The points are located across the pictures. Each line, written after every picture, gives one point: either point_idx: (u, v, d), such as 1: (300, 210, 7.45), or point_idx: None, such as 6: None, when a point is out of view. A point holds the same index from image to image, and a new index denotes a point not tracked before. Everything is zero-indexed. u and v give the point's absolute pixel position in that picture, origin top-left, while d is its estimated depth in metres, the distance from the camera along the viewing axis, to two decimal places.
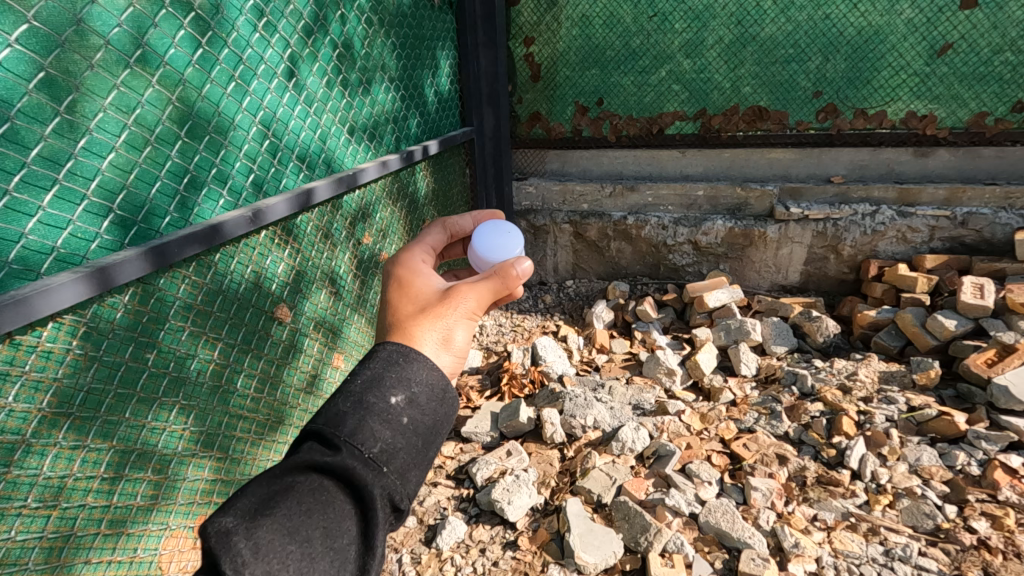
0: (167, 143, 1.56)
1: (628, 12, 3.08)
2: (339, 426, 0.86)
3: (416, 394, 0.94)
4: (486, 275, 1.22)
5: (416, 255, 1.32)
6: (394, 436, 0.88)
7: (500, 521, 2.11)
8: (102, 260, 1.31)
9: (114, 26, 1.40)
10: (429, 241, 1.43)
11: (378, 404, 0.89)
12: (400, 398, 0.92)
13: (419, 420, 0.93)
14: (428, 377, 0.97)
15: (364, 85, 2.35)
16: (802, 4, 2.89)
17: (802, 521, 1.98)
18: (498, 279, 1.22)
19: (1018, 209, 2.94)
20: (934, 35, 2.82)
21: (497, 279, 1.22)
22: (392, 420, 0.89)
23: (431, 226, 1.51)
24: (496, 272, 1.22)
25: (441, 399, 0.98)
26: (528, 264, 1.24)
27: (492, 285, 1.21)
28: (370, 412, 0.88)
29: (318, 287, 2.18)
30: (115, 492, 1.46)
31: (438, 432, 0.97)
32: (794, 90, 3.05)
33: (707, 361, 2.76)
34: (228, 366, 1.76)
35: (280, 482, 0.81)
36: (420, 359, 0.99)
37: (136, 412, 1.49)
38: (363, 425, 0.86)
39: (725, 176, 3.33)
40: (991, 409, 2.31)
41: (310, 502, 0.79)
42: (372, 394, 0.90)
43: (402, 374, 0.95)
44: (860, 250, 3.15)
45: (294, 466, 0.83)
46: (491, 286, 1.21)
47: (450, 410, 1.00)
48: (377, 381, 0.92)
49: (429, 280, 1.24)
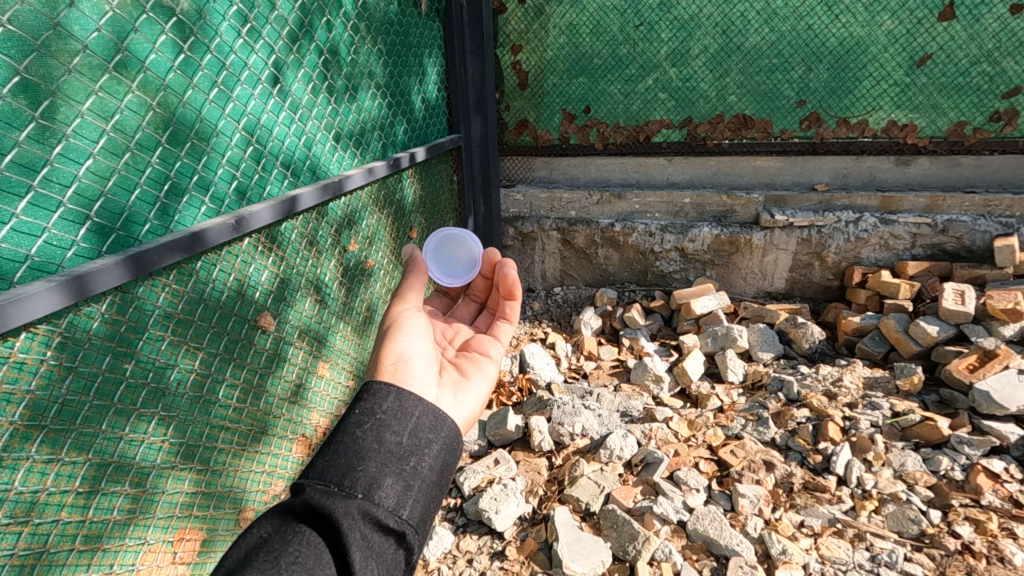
0: (148, 150, 1.54)
1: (615, 20, 3.10)
2: (307, 469, 0.83)
3: (383, 420, 0.89)
4: (409, 280, 1.33)
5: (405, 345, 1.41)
6: (367, 461, 0.83)
7: (488, 531, 2.09)
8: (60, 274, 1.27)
9: (92, 30, 1.39)
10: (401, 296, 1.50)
11: (347, 436, 0.86)
12: (366, 427, 0.87)
13: (392, 442, 0.87)
14: (395, 402, 0.92)
15: (350, 92, 2.34)
16: (785, 14, 2.93)
17: (789, 527, 1.99)
18: (415, 272, 1.33)
19: (997, 217, 2.99)
20: (914, 46, 2.87)
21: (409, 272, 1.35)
22: (359, 449, 0.84)
23: None
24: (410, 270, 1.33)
25: (419, 416, 0.92)
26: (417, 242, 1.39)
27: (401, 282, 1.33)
28: (335, 448, 0.84)
29: (304, 295, 2.16)
30: (91, 506, 1.43)
31: (426, 450, 0.89)
32: (778, 99, 3.09)
33: (694, 367, 2.77)
34: (209, 376, 1.73)
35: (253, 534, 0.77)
36: (385, 388, 0.95)
37: (113, 424, 1.46)
38: (326, 461, 0.82)
39: (711, 184, 3.36)
40: (973, 414, 2.34)
41: (280, 546, 0.74)
42: (337, 433, 0.87)
43: (367, 406, 0.91)
44: (844, 257, 3.19)
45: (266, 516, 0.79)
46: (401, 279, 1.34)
47: (435, 424, 0.93)
48: (341, 421, 0.89)
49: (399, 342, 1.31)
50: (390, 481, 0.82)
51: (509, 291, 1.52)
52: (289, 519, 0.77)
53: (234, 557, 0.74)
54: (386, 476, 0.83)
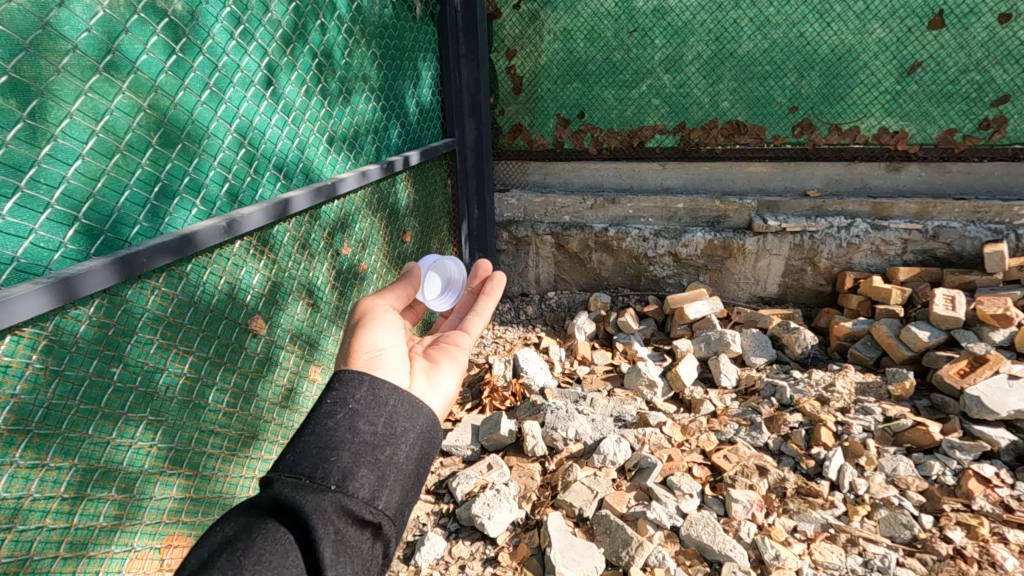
0: (138, 151, 1.52)
1: (609, 26, 3.12)
2: (278, 462, 0.81)
3: (356, 409, 0.87)
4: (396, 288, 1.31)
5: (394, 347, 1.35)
6: (338, 454, 0.81)
7: (480, 537, 2.07)
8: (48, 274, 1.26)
9: (83, 31, 1.37)
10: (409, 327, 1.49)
11: (317, 428, 0.84)
12: (339, 418, 0.86)
13: (366, 432, 0.85)
14: (370, 391, 0.90)
15: (344, 95, 2.33)
16: (778, 22, 2.96)
17: (782, 533, 1.99)
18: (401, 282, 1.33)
19: (986, 223, 3.01)
20: (904, 55, 2.90)
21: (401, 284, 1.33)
22: (331, 440, 0.82)
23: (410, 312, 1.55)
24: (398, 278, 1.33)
25: (394, 405, 0.90)
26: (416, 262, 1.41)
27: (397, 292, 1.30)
28: (307, 440, 0.82)
29: (295, 298, 2.14)
30: (76, 512, 1.41)
31: (401, 438, 0.88)
32: (770, 106, 3.11)
33: (687, 372, 2.76)
34: (199, 380, 1.71)
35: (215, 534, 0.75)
36: (357, 377, 0.92)
37: (100, 428, 1.44)
38: (297, 455, 0.81)
39: (704, 189, 3.37)
40: (964, 419, 2.35)
41: (246, 544, 0.73)
42: (308, 423, 0.85)
43: (340, 396, 0.89)
44: (836, 262, 3.20)
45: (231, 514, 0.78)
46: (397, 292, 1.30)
47: (411, 413, 0.91)
48: (312, 411, 0.87)
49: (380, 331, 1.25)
50: (364, 472, 0.81)
51: (487, 290, 1.59)
52: (257, 516, 0.76)
53: (197, 558, 0.72)
54: (361, 467, 0.81)
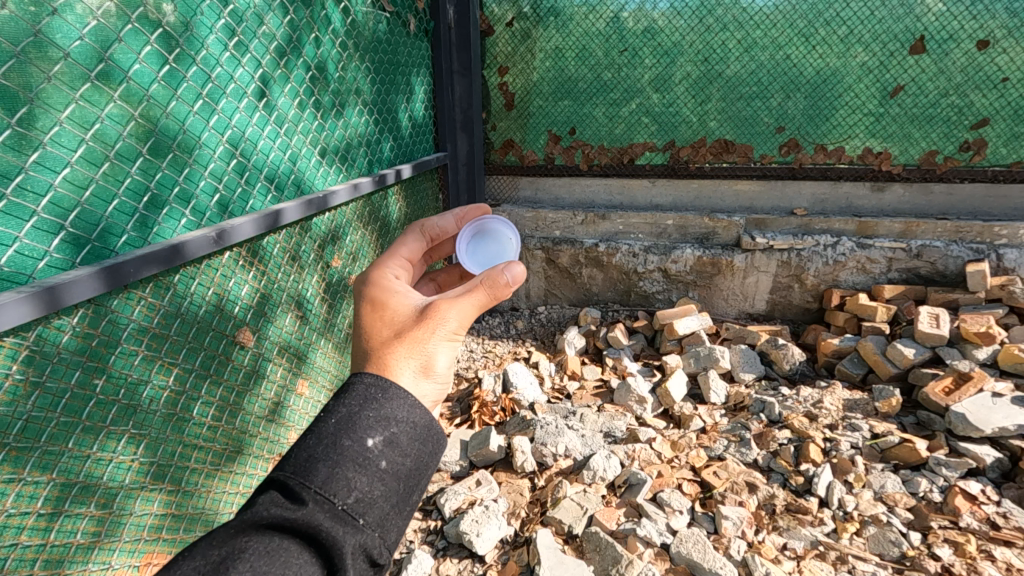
0: (128, 160, 1.51)
1: (599, 46, 3.16)
2: (307, 474, 0.77)
3: (395, 434, 0.85)
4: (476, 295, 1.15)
5: (389, 273, 1.23)
6: (371, 484, 0.79)
7: (468, 554, 2.04)
8: (61, 277, 1.25)
9: (75, 39, 1.37)
10: (406, 250, 1.35)
11: (354, 448, 0.81)
12: (378, 440, 0.83)
13: (399, 464, 0.84)
14: (409, 416, 0.88)
15: (337, 108, 2.33)
16: (764, 44, 3.01)
17: (772, 550, 1.98)
18: (487, 292, 1.16)
19: (968, 243, 3.07)
20: (887, 78, 2.97)
21: (486, 295, 1.16)
22: (366, 467, 0.80)
23: (409, 230, 1.42)
24: (486, 286, 1.16)
25: (425, 438, 0.90)
26: (517, 268, 1.20)
27: (478, 299, 1.15)
28: (341, 460, 0.79)
29: (284, 310, 2.11)
30: (53, 529, 1.37)
31: (421, 475, 0.89)
32: (757, 125, 3.17)
33: (677, 388, 2.76)
34: (184, 393, 1.68)
35: (233, 543, 0.73)
36: (402, 395, 0.91)
37: (80, 441, 1.40)
38: (332, 473, 0.78)
39: (693, 207, 3.41)
40: (950, 436, 2.36)
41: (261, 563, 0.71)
42: (347, 437, 0.81)
43: (382, 413, 0.86)
44: (823, 280, 3.24)
45: (251, 524, 0.74)
46: (476, 300, 1.14)
47: (434, 450, 0.92)
48: (352, 422, 0.84)
49: (406, 298, 1.15)
50: (387, 508, 0.81)
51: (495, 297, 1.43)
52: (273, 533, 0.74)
53: (207, 562, 0.70)
54: (386, 503, 0.81)
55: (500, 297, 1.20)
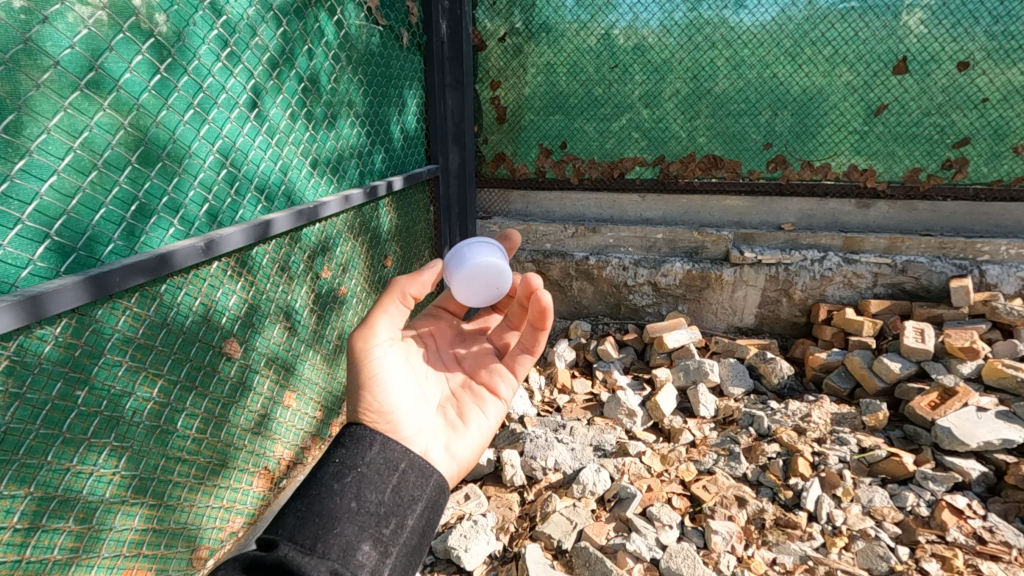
0: (116, 169, 1.50)
1: (591, 62, 3.20)
2: (280, 528, 0.91)
3: (364, 472, 0.99)
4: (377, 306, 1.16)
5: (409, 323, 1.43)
6: (340, 520, 0.91)
7: (456, 570, 2.01)
8: (37, 287, 1.23)
9: (65, 48, 1.36)
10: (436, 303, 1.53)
11: (323, 492, 0.94)
12: (347, 482, 0.96)
13: (372, 502, 0.96)
14: (377, 455, 1.02)
15: (329, 120, 2.34)
16: (752, 62, 3.06)
17: (761, 565, 1.98)
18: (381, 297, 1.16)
19: (951, 259, 3.12)
20: (871, 97, 3.03)
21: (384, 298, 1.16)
22: (335, 507, 0.92)
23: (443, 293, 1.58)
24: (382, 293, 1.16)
25: (401, 473, 1.02)
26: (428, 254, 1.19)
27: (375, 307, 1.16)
28: (311, 508, 0.92)
29: (273, 321, 2.09)
30: (29, 544, 1.35)
31: (406, 509, 0.99)
32: (745, 141, 3.22)
33: (667, 402, 2.76)
34: (169, 405, 1.65)
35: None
36: (371, 438, 1.04)
37: (60, 454, 1.38)
38: (302, 521, 0.90)
39: (682, 221, 3.44)
40: (937, 450, 2.38)
41: None
42: (318, 486, 0.96)
43: (352, 456, 1.01)
44: (810, 294, 3.28)
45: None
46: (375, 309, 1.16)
47: (419, 482, 1.03)
48: (324, 472, 0.98)
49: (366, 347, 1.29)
50: (363, 541, 0.91)
51: (540, 321, 1.35)
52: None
53: None
54: (363, 541, 0.91)
55: (398, 287, 1.15)
